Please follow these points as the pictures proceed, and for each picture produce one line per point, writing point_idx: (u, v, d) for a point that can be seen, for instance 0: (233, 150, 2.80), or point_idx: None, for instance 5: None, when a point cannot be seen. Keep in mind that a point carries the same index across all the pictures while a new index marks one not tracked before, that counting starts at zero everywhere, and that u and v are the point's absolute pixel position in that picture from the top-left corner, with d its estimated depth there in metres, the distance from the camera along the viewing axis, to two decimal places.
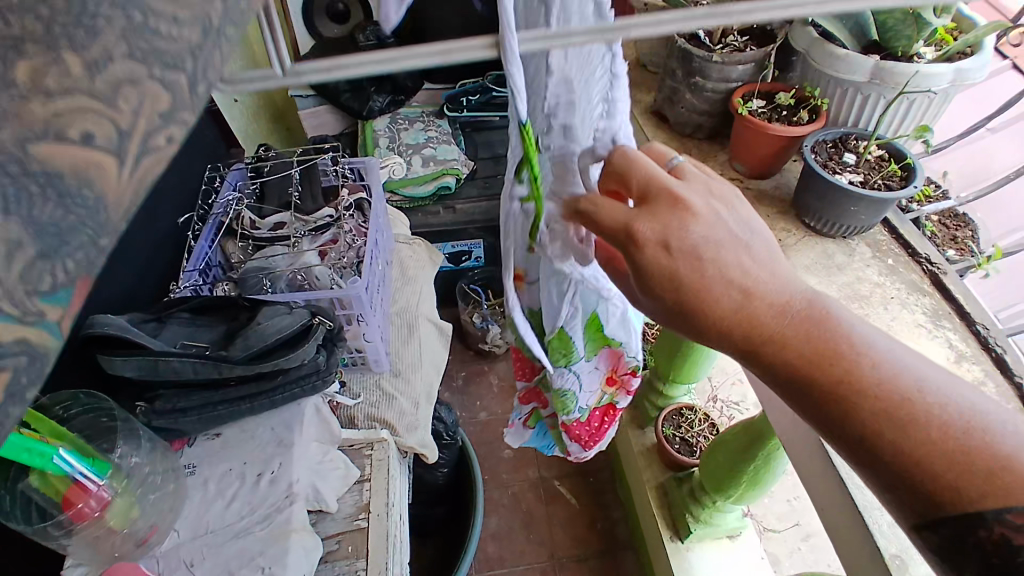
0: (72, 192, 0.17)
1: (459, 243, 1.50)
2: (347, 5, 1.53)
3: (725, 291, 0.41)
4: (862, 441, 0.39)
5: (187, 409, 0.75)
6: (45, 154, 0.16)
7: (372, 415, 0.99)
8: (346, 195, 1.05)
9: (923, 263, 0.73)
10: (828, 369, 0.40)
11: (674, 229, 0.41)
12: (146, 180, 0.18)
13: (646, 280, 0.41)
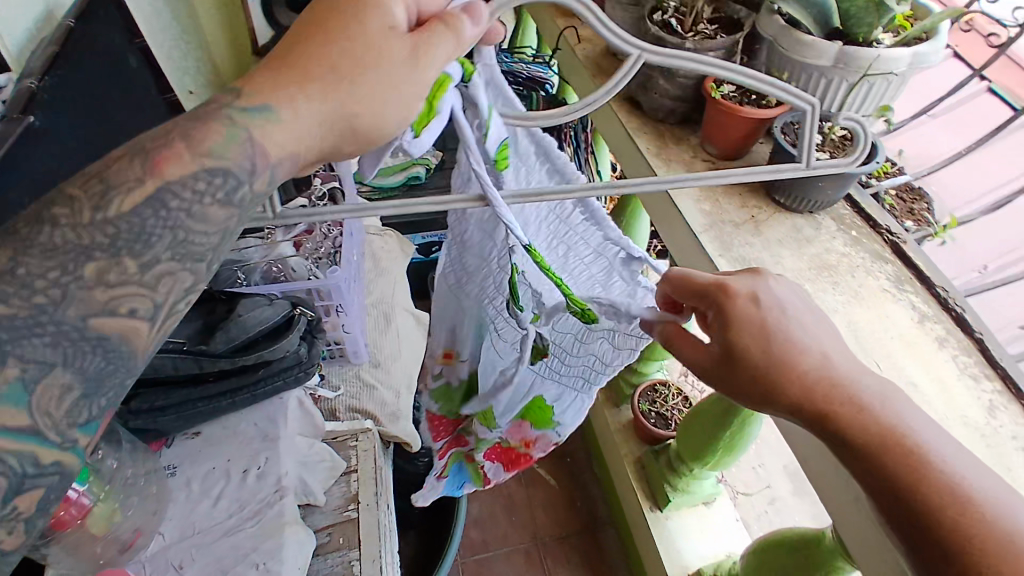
0: (114, 349, 0.38)
1: (430, 235, 1.50)
2: None
3: (809, 357, 0.47)
4: (917, 517, 0.41)
5: (166, 407, 0.72)
6: (99, 326, 0.37)
7: (353, 407, 0.98)
8: (320, 185, 1.03)
9: (884, 233, 0.78)
10: (895, 442, 0.44)
11: (764, 296, 0.49)
12: (163, 334, 0.40)
13: (736, 331, 0.48)
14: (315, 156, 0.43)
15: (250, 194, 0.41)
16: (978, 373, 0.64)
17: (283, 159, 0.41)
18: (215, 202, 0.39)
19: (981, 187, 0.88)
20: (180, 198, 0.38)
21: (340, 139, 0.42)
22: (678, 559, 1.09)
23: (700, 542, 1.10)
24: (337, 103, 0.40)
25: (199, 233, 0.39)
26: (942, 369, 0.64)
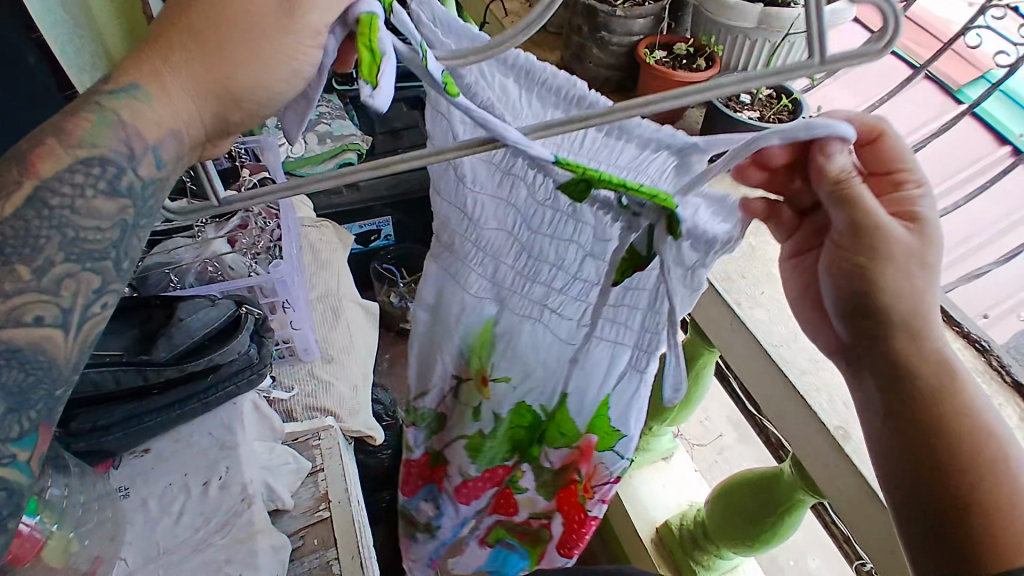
0: (31, 361, 0.38)
1: (367, 223, 1.45)
2: None
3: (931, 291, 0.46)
4: (957, 486, 0.44)
5: (110, 426, 0.67)
6: (7, 337, 0.37)
7: (311, 406, 0.94)
8: (249, 176, 0.98)
9: None
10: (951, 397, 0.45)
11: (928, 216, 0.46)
12: (84, 341, 0.41)
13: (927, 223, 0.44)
14: (201, 136, 0.40)
15: (139, 181, 0.39)
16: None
17: (164, 138, 0.39)
18: (99, 193, 0.38)
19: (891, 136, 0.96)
20: (59, 194, 0.37)
21: (220, 106, 0.38)
22: (646, 514, 1.12)
23: (663, 495, 1.15)
24: (205, 68, 0.37)
25: (91, 229, 0.39)
26: None
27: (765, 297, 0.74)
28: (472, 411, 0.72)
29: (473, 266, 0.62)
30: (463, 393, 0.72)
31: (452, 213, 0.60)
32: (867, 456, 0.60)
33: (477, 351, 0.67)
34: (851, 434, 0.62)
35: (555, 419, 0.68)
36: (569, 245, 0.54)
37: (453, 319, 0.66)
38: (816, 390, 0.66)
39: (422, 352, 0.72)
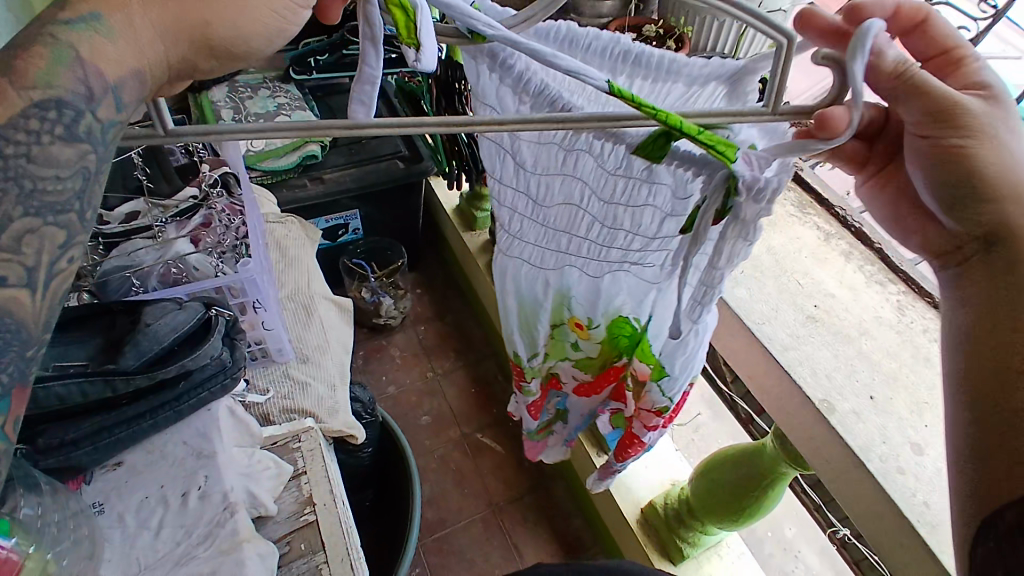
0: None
1: (334, 217, 1.40)
2: None
3: None
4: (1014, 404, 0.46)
5: (79, 440, 0.63)
6: None
7: (288, 408, 0.92)
8: (209, 171, 0.93)
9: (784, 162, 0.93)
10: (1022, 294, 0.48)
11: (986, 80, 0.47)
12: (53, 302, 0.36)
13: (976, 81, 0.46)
14: (163, 73, 0.37)
15: (97, 126, 0.35)
16: (884, 279, 0.79)
17: (125, 78, 0.35)
18: (57, 138, 0.33)
19: None
20: (13, 143, 0.32)
21: (192, 52, 0.37)
22: (631, 495, 1.13)
23: (646, 474, 1.16)
24: (182, 10, 0.35)
25: (50, 180, 0.34)
26: (854, 279, 0.78)
27: (745, 277, 0.77)
28: (560, 340, 0.76)
29: (547, 226, 0.65)
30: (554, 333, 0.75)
31: (519, 200, 0.64)
32: (852, 427, 0.63)
33: (559, 300, 0.71)
34: (836, 406, 0.64)
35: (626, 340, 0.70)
36: (643, 211, 0.55)
37: (544, 288, 0.70)
38: (798, 364, 0.68)
39: (517, 326, 0.76)
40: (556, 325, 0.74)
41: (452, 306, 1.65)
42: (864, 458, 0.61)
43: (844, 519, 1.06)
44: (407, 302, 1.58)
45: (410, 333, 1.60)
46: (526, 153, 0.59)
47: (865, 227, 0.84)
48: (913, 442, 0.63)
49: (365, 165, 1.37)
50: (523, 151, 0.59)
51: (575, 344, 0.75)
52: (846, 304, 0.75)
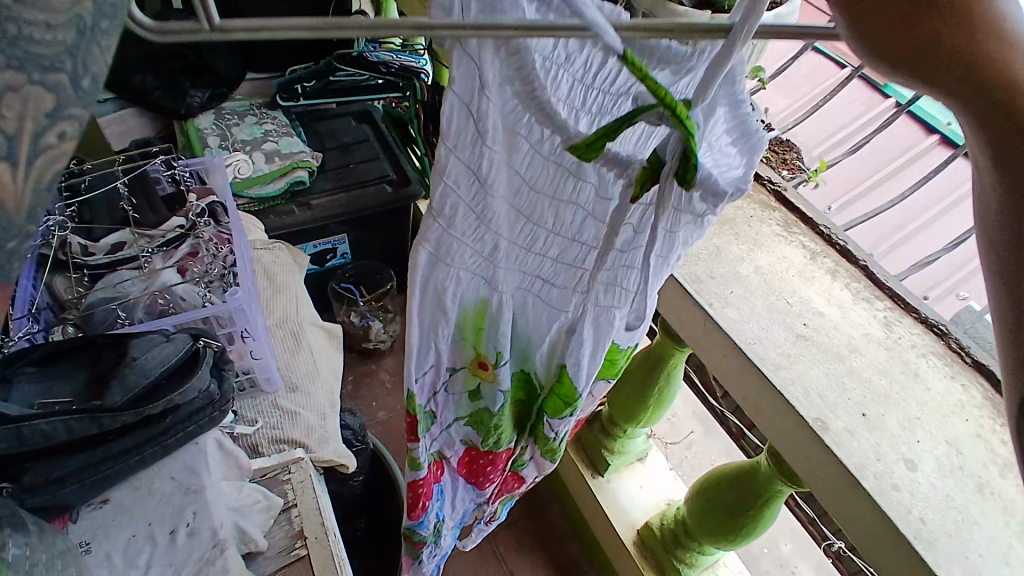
0: None
1: (322, 242, 1.40)
2: None
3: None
4: None
5: (67, 477, 0.61)
6: None
7: (278, 438, 0.91)
8: (196, 201, 0.93)
9: (769, 184, 0.95)
10: None
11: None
12: None
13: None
14: None
15: None
16: (870, 296, 0.80)
17: None
18: None
19: (838, 128, 1.03)
20: None
21: None
22: (625, 517, 1.12)
23: (639, 496, 1.15)
24: None
25: None
26: (841, 296, 0.80)
27: (735, 297, 0.78)
28: (470, 398, 0.65)
29: (483, 224, 0.48)
30: (455, 380, 0.62)
31: (462, 175, 0.45)
32: (846, 444, 0.63)
33: (473, 341, 0.58)
34: (829, 424, 0.65)
35: (555, 388, 0.63)
36: (568, 207, 0.49)
37: (450, 334, 0.56)
38: (790, 384, 0.68)
39: (425, 381, 0.61)
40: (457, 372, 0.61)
41: None
42: (859, 476, 0.61)
43: (838, 532, 1.04)
44: (396, 325, 1.57)
45: (400, 357, 1.59)
46: (490, 111, 0.41)
47: (849, 244, 0.86)
48: (907, 458, 0.63)
49: (352, 190, 1.37)
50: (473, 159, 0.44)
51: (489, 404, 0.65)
52: (834, 321, 0.76)
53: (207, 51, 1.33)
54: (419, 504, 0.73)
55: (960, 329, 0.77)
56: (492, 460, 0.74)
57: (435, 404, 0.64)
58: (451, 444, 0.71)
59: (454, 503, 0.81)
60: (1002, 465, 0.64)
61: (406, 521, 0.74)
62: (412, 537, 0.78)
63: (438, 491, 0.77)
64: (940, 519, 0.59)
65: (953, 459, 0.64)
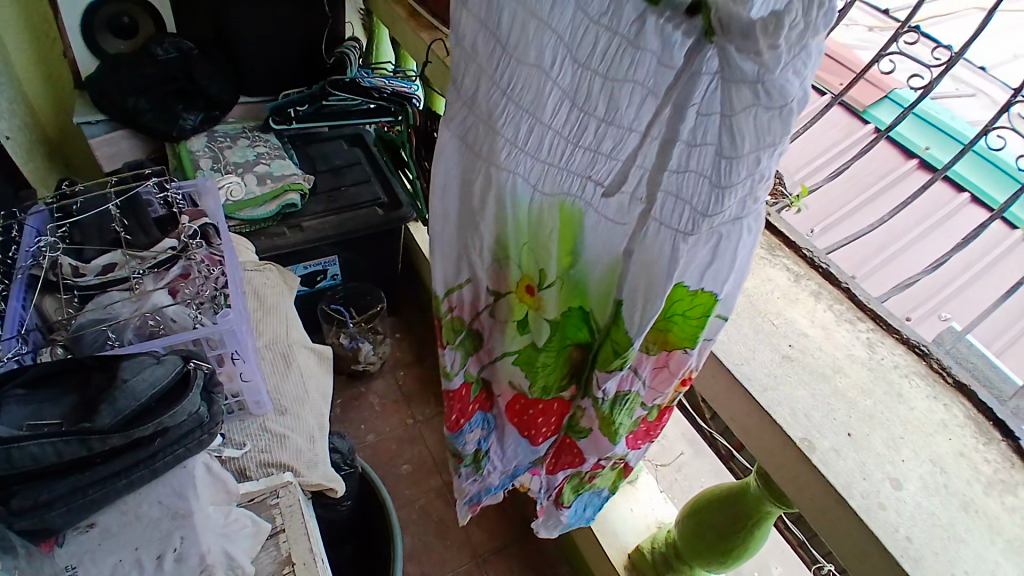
0: None
1: (313, 264, 1.40)
2: (133, 16, 1.36)
3: None
4: None
5: (53, 501, 0.60)
6: None
7: (266, 462, 0.90)
8: (189, 222, 0.93)
9: None
10: None
11: None
12: None
13: None
14: None
15: None
16: (853, 318, 0.82)
17: None
18: None
19: (819, 155, 1.07)
20: None
21: None
22: (616, 540, 1.12)
23: (631, 518, 1.14)
24: None
25: None
26: (825, 318, 0.81)
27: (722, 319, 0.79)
28: (515, 327, 0.68)
29: (519, 106, 0.52)
30: (499, 304, 0.67)
31: (480, 39, 0.51)
32: (833, 463, 0.64)
33: (522, 258, 0.61)
34: (816, 444, 0.66)
35: (611, 333, 0.62)
36: (624, 88, 0.47)
37: (492, 250, 0.61)
38: (777, 404, 0.70)
39: (468, 296, 0.67)
40: (502, 295, 0.65)
41: (431, 350, 1.65)
42: (846, 495, 0.62)
43: (828, 555, 1.06)
44: (386, 347, 1.57)
45: (390, 379, 1.58)
46: None
47: (832, 267, 0.88)
48: (893, 477, 0.64)
49: (343, 212, 1.38)
50: (511, 36, 0.49)
51: (534, 334, 0.68)
52: (819, 342, 0.78)
53: (201, 75, 1.34)
54: (456, 421, 0.80)
55: (941, 350, 0.79)
56: (540, 407, 0.77)
57: (477, 322, 0.70)
58: (497, 375, 0.76)
59: (501, 443, 0.87)
60: (984, 483, 0.66)
61: (445, 432, 0.82)
62: (454, 454, 0.86)
63: (479, 420, 0.83)
64: (926, 538, 0.60)
65: (937, 477, 0.65)
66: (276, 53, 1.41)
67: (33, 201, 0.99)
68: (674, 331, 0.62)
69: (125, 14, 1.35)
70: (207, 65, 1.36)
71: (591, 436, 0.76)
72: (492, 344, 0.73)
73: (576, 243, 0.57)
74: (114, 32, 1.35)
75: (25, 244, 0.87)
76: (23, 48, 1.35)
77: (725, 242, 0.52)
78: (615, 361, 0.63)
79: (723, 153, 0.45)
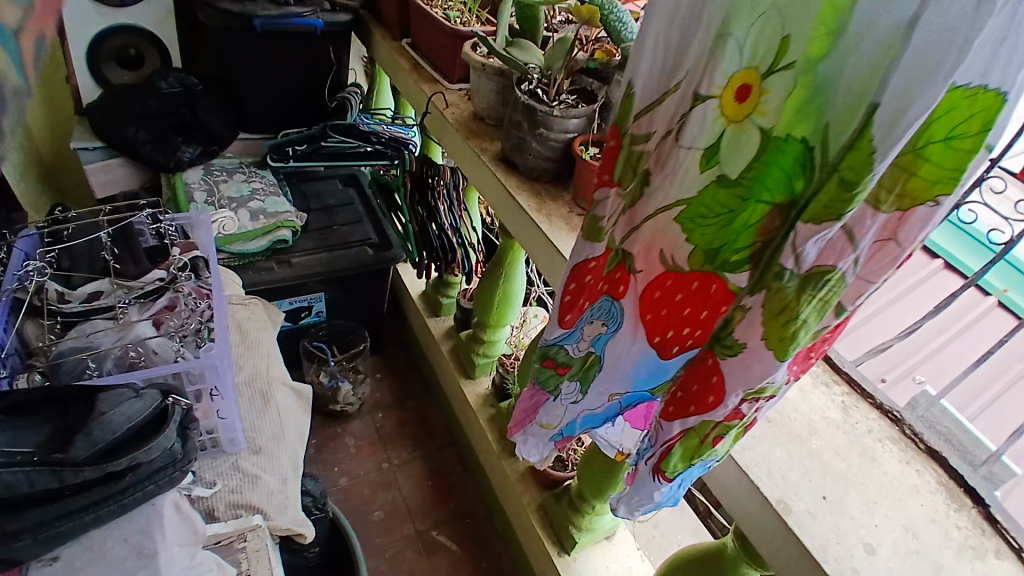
0: None
1: (298, 299, 1.40)
2: (140, 49, 1.39)
3: None
4: None
5: (21, 531, 0.60)
6: None
7: (235, 503, 0.88)
8: (180, 255, 0.93)
9: None
10: None
11: None
12: None
13: None
14: None
15: None
16: (828, 380, 0.84)
17: None
18: None
19: None
20: None
21: None
22: None
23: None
24: None
25: None
26: (801, 380, 0.84)
27: None
28: (702, 159, 0.52)
29: None
30: (691, 121, 0.51)
31: None
32: (810, 526, 0.65)
33: (762, 31, 0.46)
34: (791, 506, 0.67)
35: (843, 157, 0.41)
36: None
37: (722, 20, 0.47)
38: (754, 463, 0.71)
39: (665, 97, 0.54)
40: (696, 103, 0.51)
41: (412, 391, 1.63)
42: (821, 558, 0.62)
43: None
44: (366, 387, 1.55)
45: (368, 420, 1.56)
46: None
47: None
48: (866, 542, 0.65)
49: (333, 250, 1.40)
50: None
51: (727, 164, 0.51)
52: (795, 403, 0.80)
53: (202, 109, 1.38)
54: (576, 305, 0.69)
55: (914, 415, 0.81)
56: (690, 289, 0.57)
57: (659, 148, 0.55)
58: (648, 242, 0.59)
59: (614, 352, 0.66)
60: (956, 549, 0.66)
61: (557, 322, 0.70)
62: (554, 361, 0.72)
63: (603, 307, 0.66)
64: None
65: (911, 542, 0.66)
66: (280, 93, 1.45)
67: (22, 225, 0.99)
68: (944, 160, 0.38)
69: (132, 47, 1.38)
70: (210, 101, 1.39)
71: (741, 356, 0.50)
72: (670, 192, 0.55)
73: (833, 14, 0.41)
74: (122, 65, 1.39)
75: (11, 267, 0.86)
76: None
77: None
78: (840, 211, 0.41)
79: None
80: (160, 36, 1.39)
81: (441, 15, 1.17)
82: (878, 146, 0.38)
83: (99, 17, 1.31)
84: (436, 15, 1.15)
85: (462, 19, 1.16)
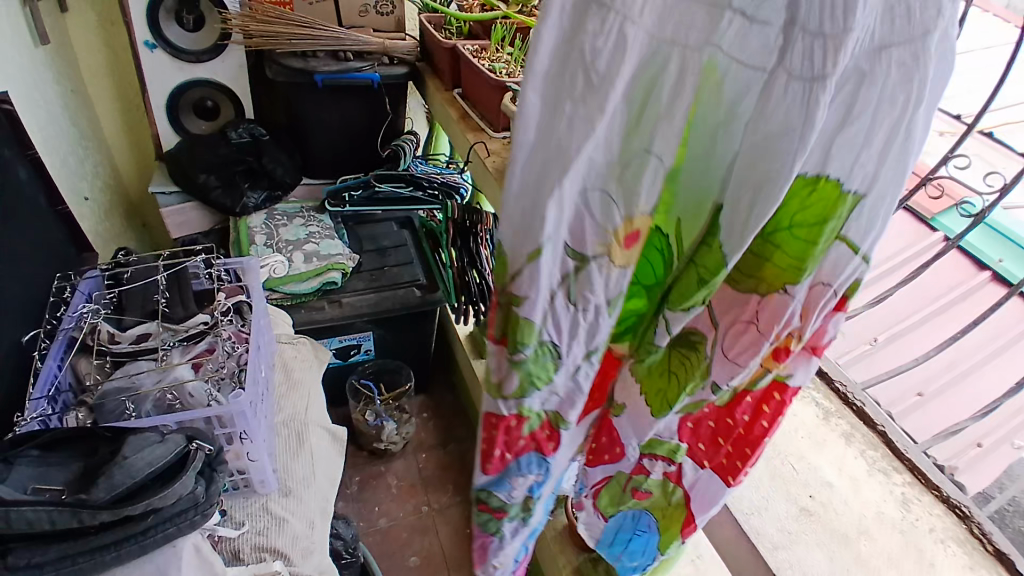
0: None
1: (347, 338, 1.44)
2: (216, 101, 1.50)
3: None
4: None
5: (44, 564, 0.66)
6: None
7: (259, 546, 0.88)
8: (224, 299, 1.01)
9: None
10: None
11: None
12: None
13: None
14: None
15: None
16: None
17: None
18: None
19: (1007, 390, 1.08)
20: None
21: None
22: None
23: None
24: None
25: None
26: None
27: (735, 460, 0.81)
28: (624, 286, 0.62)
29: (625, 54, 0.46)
30: (580, 279, 0.58)
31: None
32: None
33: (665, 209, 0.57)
34: None
35: (696, 260, 0.60)
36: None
37: (598, 187, 0.53)
38: None
39: (545, 274, 0.56)
40: (579, 265, 0.57)
41: (456, 435, 1.62)
42: None
43: None
44: (410, 427, 1.55)
45: (411, 460, 1.55)
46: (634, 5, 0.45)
47: None
48: None
49: (383, 292, 1.43)
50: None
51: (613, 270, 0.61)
52: None
53: (267, 158, 1.46)
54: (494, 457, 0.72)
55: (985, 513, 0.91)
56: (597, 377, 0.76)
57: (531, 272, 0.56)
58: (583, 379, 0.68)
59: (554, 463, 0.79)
60: None
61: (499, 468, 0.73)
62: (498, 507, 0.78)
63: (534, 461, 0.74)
64: None
65: None
66: (337, 142, 1.53)
67: (91, 265, 1.10)
68: (810, 244, 0.57)
69: (209, 99, 1.49)
70: (275, 149, 1.48)
71: (625, 415, 0.76)
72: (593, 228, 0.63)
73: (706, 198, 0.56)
74: (200, 116, 1.50)
75: (73, 307, 0.97)
76: (115, 119, 1.58)
77: (868, 110, 0.50)
78: (695, 293, 0.61)
79: (833, 39, 0.45)
80: (232, 87, 1.48)
81: (487, 65, 1.21)
82: (727, 242, 0.56)
83: (177, 72, 1.42)
84: (482, 67, 1.19)
85: (507, 70, 1.20)
